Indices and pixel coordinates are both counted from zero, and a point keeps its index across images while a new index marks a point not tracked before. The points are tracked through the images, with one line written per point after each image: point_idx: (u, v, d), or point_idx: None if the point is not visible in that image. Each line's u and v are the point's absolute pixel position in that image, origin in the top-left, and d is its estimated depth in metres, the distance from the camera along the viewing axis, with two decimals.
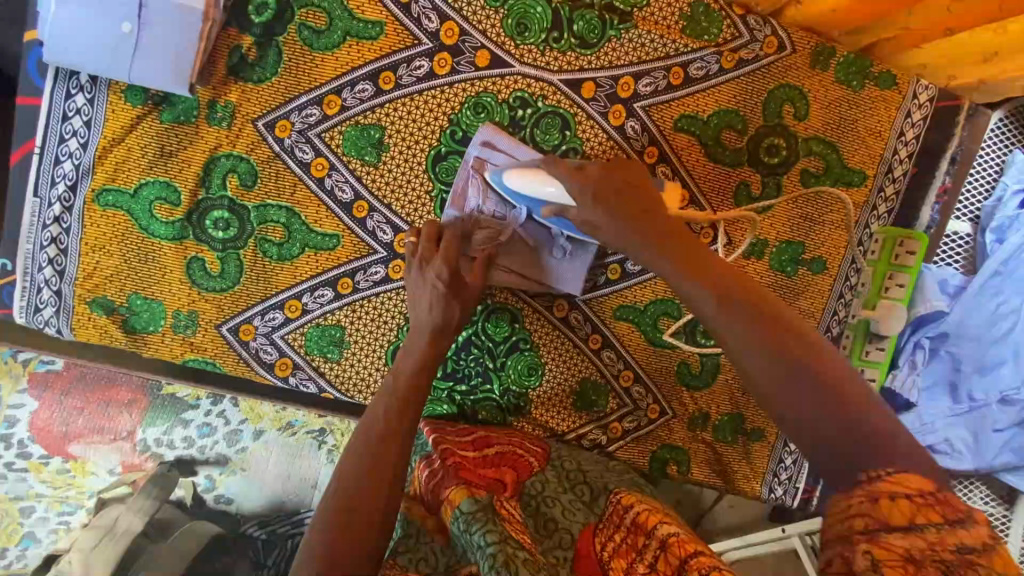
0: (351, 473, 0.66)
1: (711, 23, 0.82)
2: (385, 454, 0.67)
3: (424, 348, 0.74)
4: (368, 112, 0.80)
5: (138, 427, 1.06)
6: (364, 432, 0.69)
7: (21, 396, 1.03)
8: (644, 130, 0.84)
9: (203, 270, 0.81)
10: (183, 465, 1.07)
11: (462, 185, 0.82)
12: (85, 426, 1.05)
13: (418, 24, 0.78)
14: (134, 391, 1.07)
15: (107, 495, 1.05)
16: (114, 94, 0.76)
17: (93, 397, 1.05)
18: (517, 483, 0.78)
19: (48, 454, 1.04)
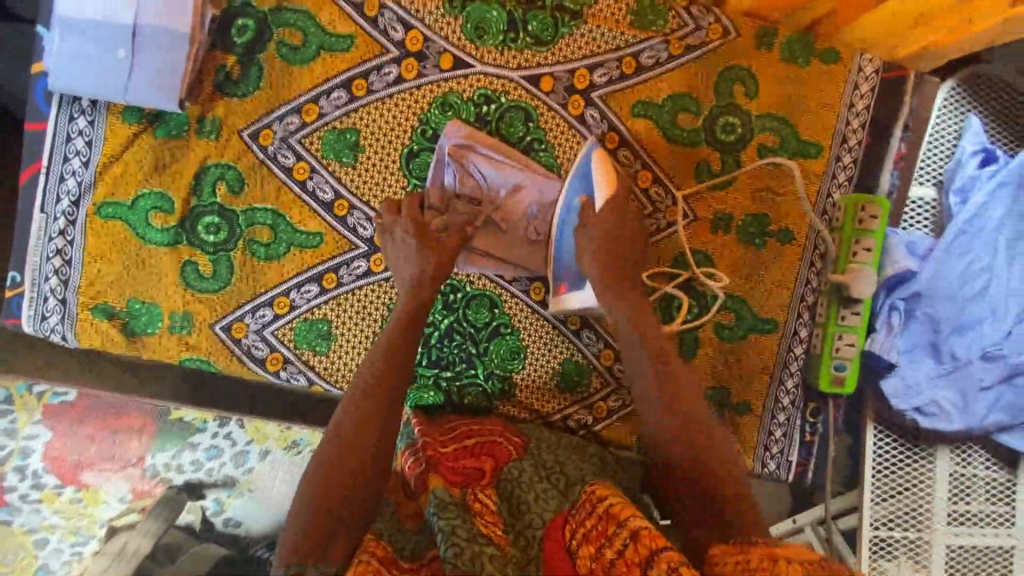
0: (326, 456, 0.71)
1: (657, 15, 0.89)
2: (357, 440, 0.71)
3: (399, 338, 0.77)
4: (344, 117, 0.87)
5: (147, 453, 1.12)
6: (345, 412, 0.73)
7: (36, 427, 1.11)
8: (602, 117, 0.90)
9: (196, 273, 0.86)
10: (192, 489, 1.13)
11: (440, 170, 0.86)
12: (96, 454, 1.11)
13: (385, 35, 0.85)
14: (144, 416, 1.12)
15: (118, 522, 1.11)
16: (113, 116, 0.83)
17: (104, 424, 1.11)
18: (496, 470, 0.81)
19: (60, 484, 1.11)
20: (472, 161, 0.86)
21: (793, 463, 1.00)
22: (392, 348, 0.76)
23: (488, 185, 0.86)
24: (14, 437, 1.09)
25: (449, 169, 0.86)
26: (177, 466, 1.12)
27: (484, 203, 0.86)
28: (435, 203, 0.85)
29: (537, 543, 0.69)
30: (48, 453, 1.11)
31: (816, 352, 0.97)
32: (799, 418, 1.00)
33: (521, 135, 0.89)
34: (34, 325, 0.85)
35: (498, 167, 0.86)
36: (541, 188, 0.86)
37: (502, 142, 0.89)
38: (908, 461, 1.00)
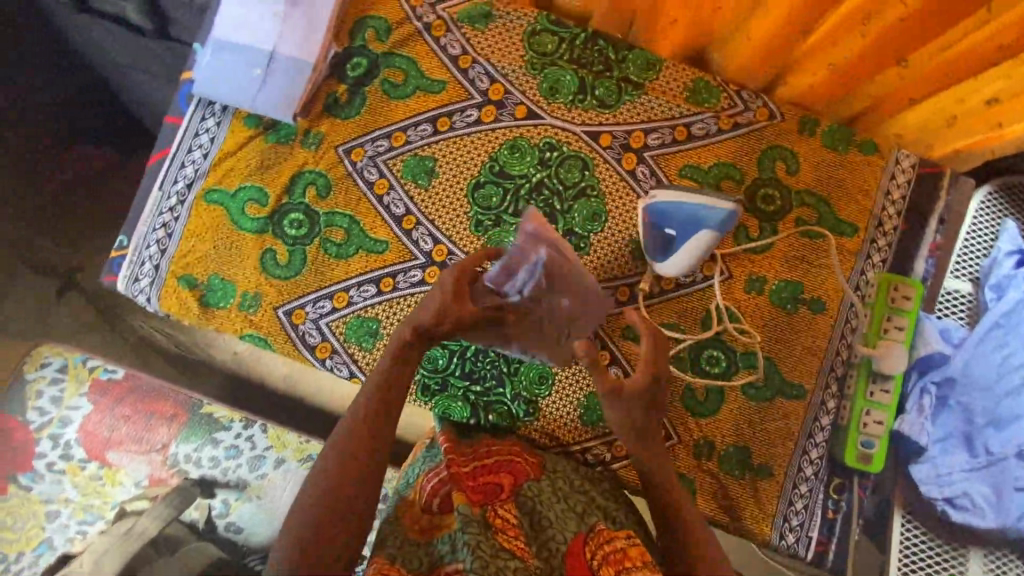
0: (334, 451, 0.78)
1: (711, 94, 1.00)
2: (365, 436, 0.79)
3: (402, 350, 0.84)
4: (425, 146, 1.00)
5: (172, 440, 1.26)
6: (356, 414, 0.80)
7: (79, 399, 1.28)
8: (652, 174, 0.99)
9: (273, 260, 0.97)
10: (206, 485, 1.25)
11: (510, 266, 0.87)
12: (125, 434, 1.26)
13: (473, 84, 1.00)
14: (177, 407, 1.28)
15: (128, 506, 1.24)
16: (236, 119, 0.99)
17: (143, 407, 1.28)
18: (515, 486, 0.83)
19: (86, 458, 1.25)
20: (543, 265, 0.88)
21: (813, 541, 0.96)
22: (393, 361, 0.83)
23: (548, 291, 0.89)
24: (61, 404, 1.26)
25: (517, 270, 0.87)
26: (196, 459, 1.26)
27: (540, 304, 0.90)
28: (495, 282, 0.88)
29: (559, 556, 0.74)
30: (84, 426, 1.26)
31: (845, 424, 0.97)
32: (821, 493, 0.97)
33: (577, 181, 0.99)
34: (126, 286, 0.97)
35: (563, 275, 0.89)
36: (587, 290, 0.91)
37: (559, 185, 0.99)
38: (936, 557, 0.97)
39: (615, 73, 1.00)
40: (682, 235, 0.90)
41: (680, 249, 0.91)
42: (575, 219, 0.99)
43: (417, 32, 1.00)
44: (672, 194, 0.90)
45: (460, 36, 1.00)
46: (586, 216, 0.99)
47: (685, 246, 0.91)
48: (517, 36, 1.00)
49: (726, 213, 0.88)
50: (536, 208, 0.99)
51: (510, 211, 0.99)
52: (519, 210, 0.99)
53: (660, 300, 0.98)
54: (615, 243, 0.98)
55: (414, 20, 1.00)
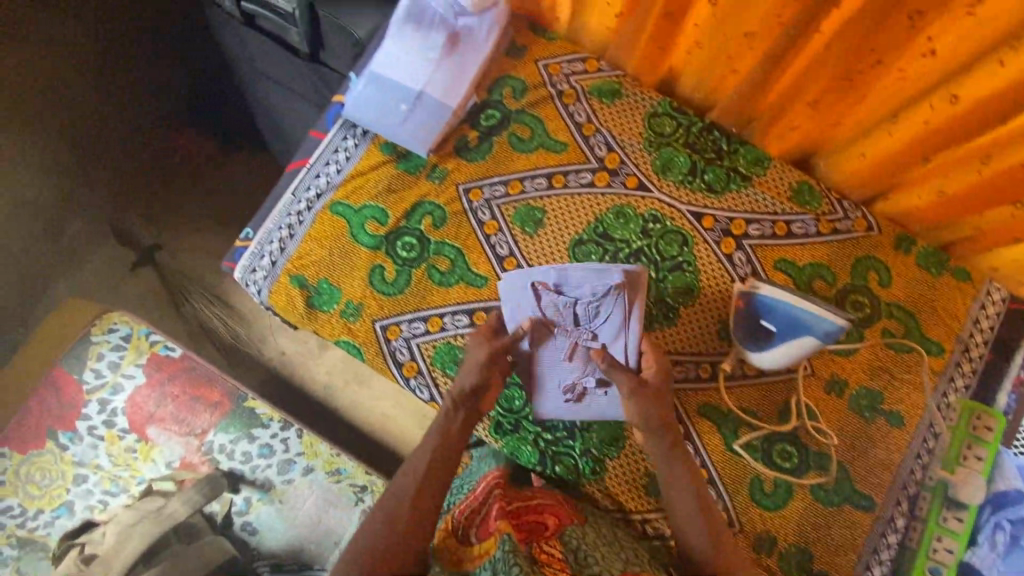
0: (395, 494, 0.89)
1: (813, 198, 1.06)
2: (424, 483, 0.89)
3: (451, 430, 0.93)
4: (538, 198, 1.07)
5: (211, 428, 1.37)
6: (417, 461, 0.92)
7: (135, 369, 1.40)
8: (748, 261, 1.03)
9: (381, 276, 1.03)
10: (232, 479, 1.33)
11: (583, 277, 0.95)
12: (169, 413, 1.38)
13: (592, 150, 1.07)
14: (224, 395, 1.41)
15: (156, 485, 1.34)
16: (373, 144, 1.08)
17: (189, 391, 1.40)
18: (560, 527, 0.86)
19: (127, 429, 1.37)
20: (606, 302, 0.95)
21: None
22: (442, 439, 0.92)
23: (596, 321, 0.96)
24: (117, 369, 1.40)
25: (583, 283, 0.95)
26: (230, 451, 1.36)
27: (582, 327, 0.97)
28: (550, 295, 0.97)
29: None
30: (133, 396, 1.38)
31: (914, 546, 0.98)
32: None
33: (675, 255, 1.04)
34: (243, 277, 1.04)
35: (613, 321, 0.96)
36: (618, 348, 0.97)
37: (657, 256, 1.04)
38: None
39: (725, 163, 1.06)
40: (790, 330, 0.92)
41: (775, 346, 0.94)
42: (667, 290, 1.03)
43: (550, 96, 1.09)
44: (773, 291, 0.92)
45: (588, 106, 1.08)
46: (678, 289, 1.03)
47: (791, 341, 0.93)
48: (640, 115, 1.08)
49: (833, 327, 0.89)
50: None
51: None
52: None
53: (740, 384, 1.00)
54: (704, 321, 1.02)
55: (549, 86, 1.09)
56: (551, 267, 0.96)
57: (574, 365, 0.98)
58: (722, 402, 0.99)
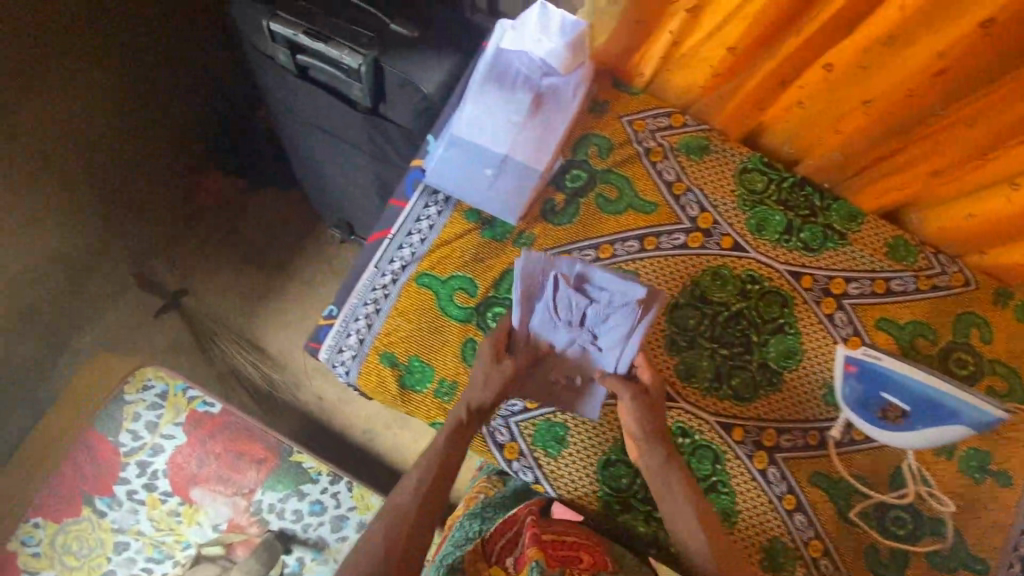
0: (399, 504, 0.88)
1: (909, 254, 1.04)
2: (431, 495, 0.89)
3: (453, 448, 0.90)
4: (631, 261, 1.03)
5: (256, 489, 1.60)
6: (424, 470, 0.90)
7: (172, 429, 1.63)
8: (849, 321, 1.01)
9: (474, 350, 0.98)
10: (284, 539, 1.56)
11: (608, 281, 0.86)
12: (210, 476, 1.60)
13: (683, 209, 1.04)
14: (266, 452, 1.63)
15: (206, 551, 1.56)
16: (457, 212, 1.03)
17: (226, 451, 1.62)
18: (594, 567, 0.85)
19: (168, 493, 1.59)
20: (618, 311, 0.87)
21: None
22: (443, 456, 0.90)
23: (605, 328, 0.89)
24: (156, 430, 1.62)
25: (605, 287, 0.87)
26: (278, 510, 1.58)
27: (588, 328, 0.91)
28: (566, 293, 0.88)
29: None
30: (174, 458, 1.61)
31: None
32: None
33: (775, 317, 1.01)
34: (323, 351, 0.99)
35: (619, 333, 0.89)
36: (612, 357, 0.92)
37: (757, 319, 1.01)
38: None
39: (820, 219, 1.04)
40: (940, 416, 0.92)
41: (914, 429, 0.94)
42: (770, 353, 1.00)
43: (637, 155, 1.05)
44: (929, 377, 0.92)
45: (677, 164, 1.05)
46: (781, 352, 1.00)
47: (936, 426, 0.93)
48: (731, 172, 1.05)
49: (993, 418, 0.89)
50: (733, 337, 1.01)
51: (707, 335, 1.01)
52: (716, 337, 1.01)
53: (851, 450, 0.98)
54: (808, 386, 0.99)
55: (635, 144, 1.05)
56: (574, 261, 0.87)
57: (564, 357, 0.95)
58: (833, 468, 0.97)
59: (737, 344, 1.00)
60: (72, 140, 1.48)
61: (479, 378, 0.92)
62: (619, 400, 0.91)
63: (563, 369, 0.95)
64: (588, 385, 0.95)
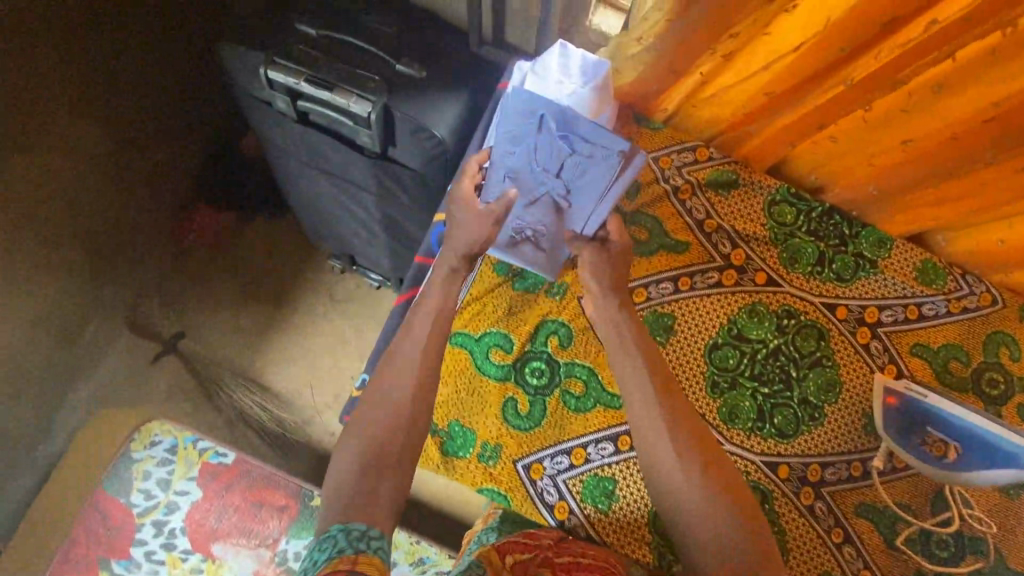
0: (402, 363, 0.88)
1: (937, 276, 1.04)
2: (430, 355, 0.89)
3: (443, 315, 0.91)
4: (665, 304, 1.01)
5: (283, 536, 1.55)
6: (417, 331, 0.90)
7: (188, 483, 1.57)
8: (885, 350, 1.01)
9: (514, 409, 0.96)
10: None
11: (591, 131, 0.86)
12: (235, 524, 1.55)
13: (715, 247, 1.02)
14: (288, 497, 1.59)
15: None
16: (487, 264, 1.00)
17: (249, 499, 1.58)
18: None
19: (190, 548, 1.53)
20: (598, 163, 0.88)
21: None
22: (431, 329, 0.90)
23: (581, 180, 0.90)
24: (169, 486, 1.56)
25: (590, 139, 0.86)
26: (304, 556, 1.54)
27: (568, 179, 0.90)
28: (550, 134, 0.87)
29: None
30: (192, 513, 1.55)
31: None
32: None
33: (813, 350, 1.01)
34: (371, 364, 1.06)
35: (594, 187, 0.90)
36: (582, 215, 0.93)
37: (796, 353, 1.01)
38: None
39: (850, 248, 1.03)
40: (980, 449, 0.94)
41: (962, 469, 0.95)
42: (809, 388, 1.00)
43: (665, 194, 1.02)
44: (966, 412, 0.95)
45: (705, 200, 1.03)
46: (821, 386, 1.00)
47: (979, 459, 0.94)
48: (759, 205, 1.03)
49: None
50: (772, 373, 1.00)
51: (747, 373, 1.00)
52: (756, 375, 1.00)
53: (894, 479, 0.99)
54: (849, 416, 1.00)
55: (662, 182, 1.02)
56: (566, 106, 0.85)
57: (532, 212, 0.95)
58: (876, 497, 0.98)
59: (777, 381, 1.00)
60: (56, 196, 1.36)
61: (454, 238, 0.92)
62: (585, 258, 0.94)
63: (529, 223, 0.96)
64: (555, 244, 0.98)
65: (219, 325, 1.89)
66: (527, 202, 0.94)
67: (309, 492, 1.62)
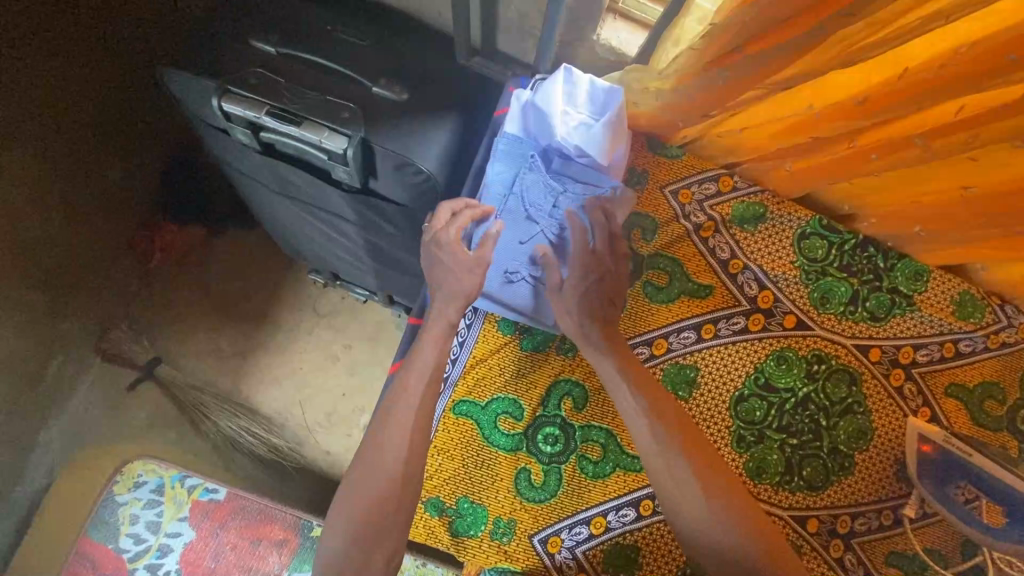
0: (398, 416, 0.80)
1: (975, 309, 0.95)
2: (428, 406, 0.82)
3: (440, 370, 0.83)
4: (687, 354, 0.92)
5: (285, 569, 1.44)
6: (413, 382, 0.82)
7: (180, 523, 1.44)
8: (919, 392, 0.95)
9: (528, 480, 0.89)
10: None
11: (583, 169, 0.86)
12: (235, 561, 1.44)
13: (741, 289, 0.93)
14: (287, 530, 1.47)
15: None
16: (489, 322, 0.91)
17: (248, 534, 1.46)
18: None
19: None
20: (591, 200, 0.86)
21: None
22: (429, 381, 0.83)
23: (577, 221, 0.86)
24: (158, 528, 1.44)
25: (581, 180, 0.87)
26: None
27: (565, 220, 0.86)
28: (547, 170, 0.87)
29: None
30: (187, 554, 1.43)
31: None
32: None
33: (844, 396, 0.94)
34: None
35: None
36: None
37: (826, 400, 0.94)
38: None
39: (885, 284, 0.94)
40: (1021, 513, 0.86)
41: None
42: (840, 437, 0.94)
43: (686, 233, 0.93)
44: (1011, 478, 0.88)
45: (729, 238, 0.93)
46: (851, 434, 0.94)
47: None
48: (789, 240, 0.93)
49: None
50: (802, 424, 0.93)
51: (774, 426, 0.93)
52: (784, 426, 0.93)
53: (927, 525, 0.93)
54: (881, 464, 0.94)
55: (682, 220, 0.93)
56: (563, 134, 0.84)
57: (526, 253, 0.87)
58: (909, 544, 0.93)
59: (806, 432, 0.93)
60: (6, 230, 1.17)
61: (447, 289, 0.83)
62: (562, 293, 0.83)
63: (524, 260, 0.87)
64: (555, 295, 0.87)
65: (199, 349, 1.75)
66: (519, 237, 0.86)
67: (309, 523, 1.49)
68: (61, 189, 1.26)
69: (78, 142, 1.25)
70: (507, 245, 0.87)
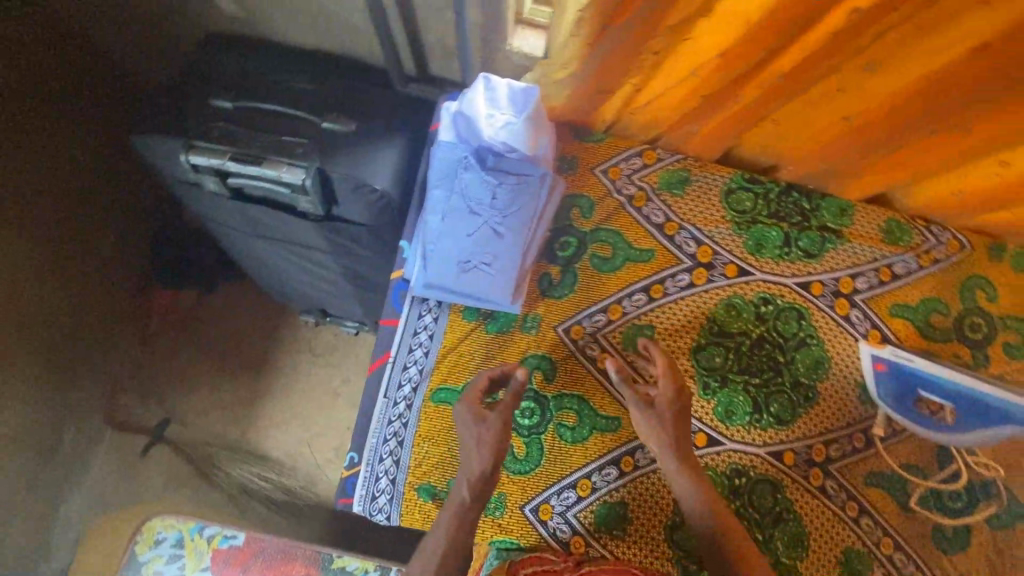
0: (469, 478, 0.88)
1: (903, 233, 1.02)
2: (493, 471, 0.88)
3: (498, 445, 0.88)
4: (642, 315, 0.99)
5: None
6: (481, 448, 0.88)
7: (204, 571, 1.46)
8: (867, 317, 1.00)
9: (511, 454, 0.95)
10: None
11: (517, 162, 0.95)
12: None
13: (681, 249, 1.00)
14: (308, 564, 1.50)
15: None
16: (454, 313, 0.99)
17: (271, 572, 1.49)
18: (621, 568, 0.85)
19: None
20: (525, 189, 0.95)
21: None
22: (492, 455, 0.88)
23: (517, 208, 0.95)
24: None
25: (513, 170, 0.95)
26: None
27: (505, 208, 0.95)
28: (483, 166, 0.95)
29: None
30: None
31: None
32: None
33: (795, 332, 1.00)
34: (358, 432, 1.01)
35: (529, 211, 0.96)
36: (521, 237, 0.96)
37: (779, 338, 1.00)
38: None
39: (813, 223, 1.02)
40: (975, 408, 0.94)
41: (962, 436, 0.95)
42: (799, 370, 0.99)
43: (621, 205, 1.01)
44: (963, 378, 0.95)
45: (662, 204, 1.01)
46: (809, 366, 0.99)
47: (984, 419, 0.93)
48: (716, 197, 1.01)
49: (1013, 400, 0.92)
50: (760, 364, 0.99)
51: (735, 369, 0.99)
52: (743, 368, 0.99)
53: (896, 440, 0.99)
54: (843, 390, 0.99)
55: (615, 194, 1.02)
56: (492, 135, 0.94)
57: (477, 243, 0.95)
58: (885, 462, 0.98)
59: (766, 371, 0.99)
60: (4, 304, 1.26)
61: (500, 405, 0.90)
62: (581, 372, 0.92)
63: (475, 251, 0.95)
64: (510, 276, 0.96)
65: (201, 402, 1.81)
66: (466, 231, 0.94)
67: (329, 555, 1.51)
68: (48, 261, 1.35)
69: (61, 216, 1.36)
70: (456, 239, 0.95)
